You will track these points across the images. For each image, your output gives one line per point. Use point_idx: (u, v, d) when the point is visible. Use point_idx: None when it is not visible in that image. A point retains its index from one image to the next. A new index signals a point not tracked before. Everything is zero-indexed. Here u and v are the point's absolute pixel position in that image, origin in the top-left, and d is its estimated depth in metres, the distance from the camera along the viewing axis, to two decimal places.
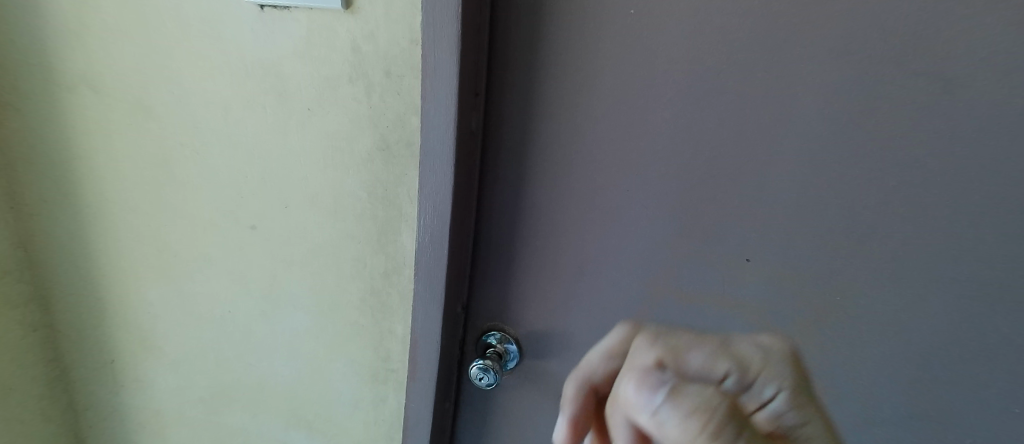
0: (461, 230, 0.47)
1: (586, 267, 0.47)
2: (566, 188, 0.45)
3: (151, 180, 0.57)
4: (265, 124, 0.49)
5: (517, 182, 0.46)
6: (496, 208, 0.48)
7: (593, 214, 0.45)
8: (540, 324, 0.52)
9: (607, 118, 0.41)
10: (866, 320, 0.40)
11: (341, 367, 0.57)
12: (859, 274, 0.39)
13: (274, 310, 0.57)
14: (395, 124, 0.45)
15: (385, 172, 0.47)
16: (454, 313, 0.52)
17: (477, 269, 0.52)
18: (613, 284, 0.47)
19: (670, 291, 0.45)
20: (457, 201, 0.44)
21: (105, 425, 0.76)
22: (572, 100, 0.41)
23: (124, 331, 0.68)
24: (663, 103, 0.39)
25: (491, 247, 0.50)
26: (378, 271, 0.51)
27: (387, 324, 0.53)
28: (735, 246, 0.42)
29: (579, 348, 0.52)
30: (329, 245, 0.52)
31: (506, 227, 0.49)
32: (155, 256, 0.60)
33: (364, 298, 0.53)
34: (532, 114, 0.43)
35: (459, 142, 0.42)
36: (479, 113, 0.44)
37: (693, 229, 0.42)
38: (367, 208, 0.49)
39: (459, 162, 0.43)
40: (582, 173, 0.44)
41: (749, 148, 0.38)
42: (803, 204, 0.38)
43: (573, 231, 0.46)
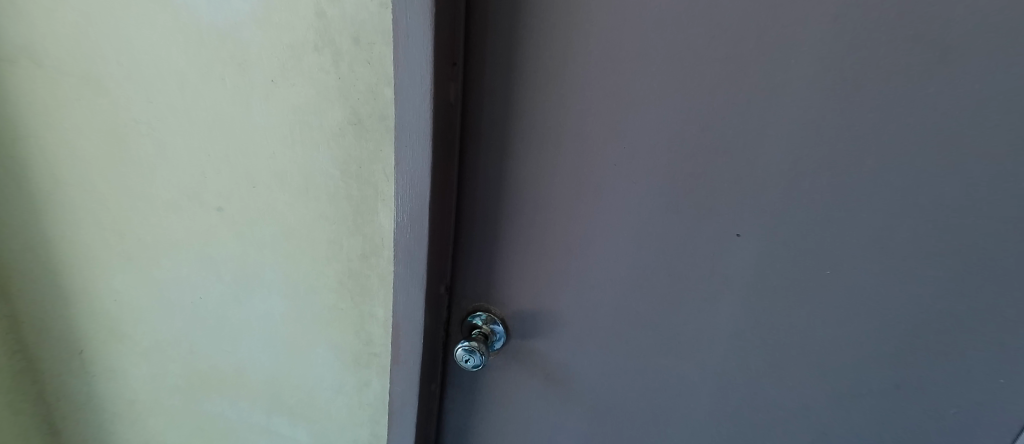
0: (443, 207, 0.45)
1: (572, 244, 0.46)
2: (552, 163, 0.42)
3: (106, 160, 0.53)
4: (226, 98, 0.46)
5: (500, 156, 0.44)
6: (478, 185, 0.46)
7: (580, 190, 0.43)
8: (527, 304, 0.51)
9: (594, 88, 0.38)
10: (859, 294, 0.39)
11: (321, 352, 0.55)
12: (852, 249, 0.38)
13: (246, 295, 0.55)
14: (367, 96, 0.42)
15: (358, 148, 0.44)
16: (437, 295, 0.50)
17: (460, 248, 0.50)
18: (600, 262, 0.46)
19: (659, 268, 0.44)
20: (437, 177, 0.42)
21: (79, 417, 0.74)
22: (556, 69, 0.39)
23: (91, 320, 0.64)
24: (652, 70, 0.36)
25: (475, 226, 0.48)
26: (354, 254, 0.48)
27: (367, 308, 0.50)
28: (727, 221, 0.40)
29: (565, 327, 0.51)
30: (302, 228, 0.49)
31: (490, 204, 0.47)
32: (118, 241, 0.57)
33: (342, 281, 0.50)
34: (514, 84, 0.40)
35: (436, 115, 0.39)
36: (458, 84, 0.41)
37: (684, 204, 0.41)
38: (342, 187, 0.46)
39: (437, 136, 0.40)
40: (568, 146, 0.41)
41: (744, 118, 0.36)
42: (797, 175, 0.36)
43: (559, 208, 0.44)
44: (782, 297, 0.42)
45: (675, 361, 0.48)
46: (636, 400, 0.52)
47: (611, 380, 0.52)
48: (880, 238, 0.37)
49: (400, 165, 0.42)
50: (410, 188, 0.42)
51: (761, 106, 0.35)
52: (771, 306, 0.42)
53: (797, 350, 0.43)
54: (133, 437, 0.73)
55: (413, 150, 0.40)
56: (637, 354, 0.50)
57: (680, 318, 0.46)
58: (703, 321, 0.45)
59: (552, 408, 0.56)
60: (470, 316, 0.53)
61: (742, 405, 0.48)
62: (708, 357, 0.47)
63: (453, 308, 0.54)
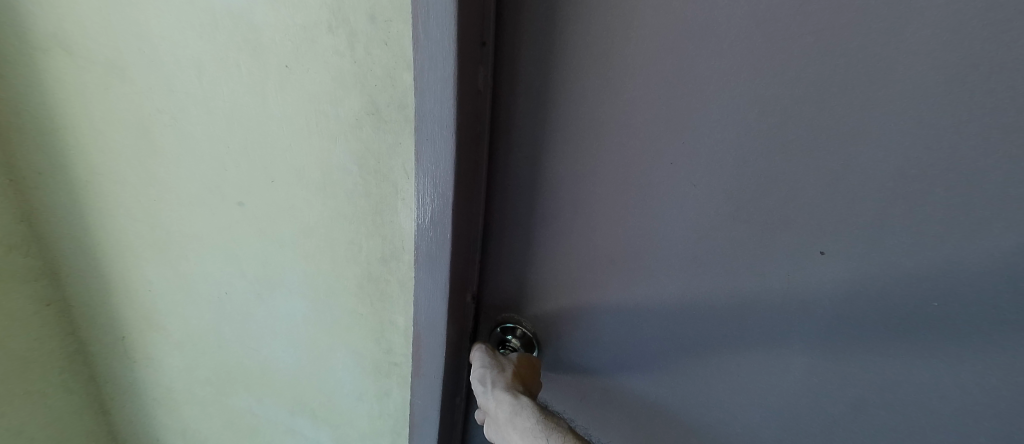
0: (469, 208, 0.40)
1: (615, 255, 0.40)
2: (594, 160, 0.36)
3: (134, 151, 0.52)
4: (242, 86, 0.43)
5: (535, 153, 0.38)
6: (510, 185, 0.41)
7: (627, 193, 0.37)
8: (562, 318, 0.45)
9: (651, 72, 0.32)
10: (978, 337, 0.31)
11: (342, 357, 0.52)
12: (970, 280, 0.30)
13: (268, 294, 0.52)
14: (385, 82, 0.37)
15: (376, 141, 0.40)
16: (463, 305, 0.45)
17: (488, 254, 0.45)
18: (649, 276, 0.39)
19: (722, 287, 0.37)
20: (462, 175, 0.37)
21: (124, 399, 0.76)
22: (602, 48, 0.32)
23: (131, 308, 0.65)
24: (723, 48, 0.30)
25: (506, 230, 0.43)
26: (373, 257, 0.44)
27: (387, 315, 0.47)
28: (809, 235, 0.33)
29: (605, 346, 0.45)
30: (320, 227, 0.46)
31: (522, 207, 0.41)
32: (149, 233, 0.56)
33: (361, 285, 0.46)
34: (553, 68, 0.34)
35: (461, 104, 0.34)
36: (488, 68, 0.35)
37: (756, 212, 0.34)
38: (360, 184, 0.42)
39: (462, 129, 0.35)
40: (614, 141, 0.35)
41: (839, 106, 0.29)
42: (904, 183, 0.29)
43: (601, 213, 0.38)
44: (876, 330, 0.34)
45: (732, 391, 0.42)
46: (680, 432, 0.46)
47: (653, 406, 0.46)
48: (1012, 269, 0.28)
49: (420, 161, 0.37)
50: (431, 187, 0.37)
51: (866, 91, 0.28)
52: (860, 339, 0.35)
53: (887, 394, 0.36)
54: (172, 422, 0.75)
55: (434, 144, 0.35)
56: (686, 381, 0.43)
57: (741, 344, 0.39)
58: (769, 351, 0.38)
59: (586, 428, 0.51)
60: (499, 327, 0.48)
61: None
62: (772, 391, 0.40)
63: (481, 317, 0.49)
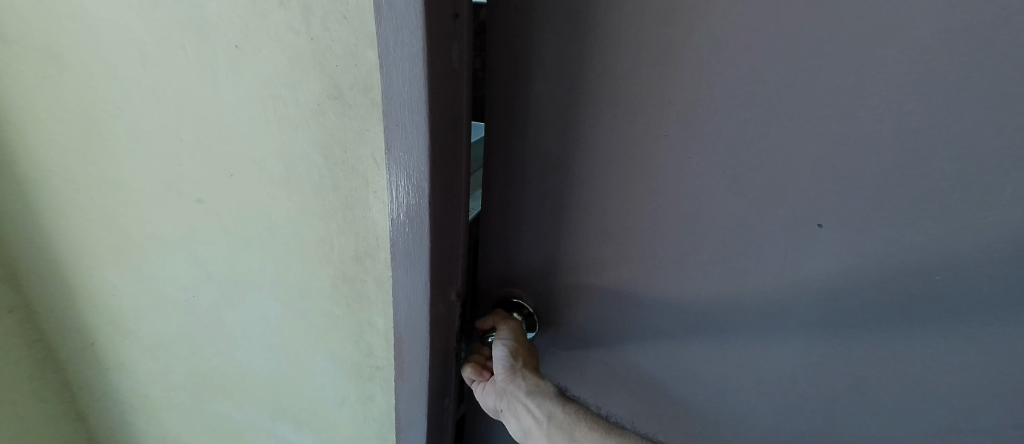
0: (452, 200, 0.37)
1: (611, 237, 0.38)
2: (586, 138, 0.35)
3: (81, 146, 0.47)
4: (190, 71, 0.38)
5: (527, 130, 0.36)
6: (500, 167, 0.39)
7: (622, 172, 0.35)
8: (558, 302, 0.44)
9: (648, 40, 0.30)
10: (983, 312, 0.30)
11: (321, 361, 0.49)
12: (975, 254, 0.28)
13: (238, 296, 0.49)
14: (346, 61, 0.33)
15: (342, 128, 0.35)
16: (449, 303, 0.42)
17: (482, 238, 0.44)
18: (650, 259, 0.38)
19: (720, 267, 0.36)
20: (439, 164, 0.34)
21: (101, 406, 0.73)
22: (591, 16, 0.30)
23: (97, 313, 0.61)
24: (718, 11, 0.27)
25: (497, 213, 0.41)
26: (346, 255, 0.41)
27: (365, 316, 0.43)
28: (807, 207, 0.31)
29: (602, 329, 0.43)
30: (288, 225, 0.42)
31: (513, 188, 0.39)
32: (107, 234, 0.52)
33: (335, 285, 0.43)
34: (540, 40, 0.32)
35: (432, 85, 0.30)
36: (463, 43, 0.31)
37: (754, 184, 0.32)
38: (327, 176, 0.38)
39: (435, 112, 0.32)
40: (606, 117, 0.33)
41: (846, 71, 0.26)
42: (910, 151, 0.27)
43: (595, 194, 0.37)
44: (878, 308, 0.32)
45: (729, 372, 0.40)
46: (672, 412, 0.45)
47: (651, 391, 0.45)
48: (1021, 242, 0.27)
49: (391, 148, 0.34)
50: (406, 177, 0.34)
51: (871, 53, 0.25)
52: (862, 317, 0.33)
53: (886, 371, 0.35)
54: (151, 429, 0.71)
55: (406, 129, 0.32)
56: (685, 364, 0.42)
57: (741, 326, 0.38)
58: (767, 332, 0.37)
59: None
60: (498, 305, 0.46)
61: (810, 428, 0.40)
62: (765, 369, 0.39)
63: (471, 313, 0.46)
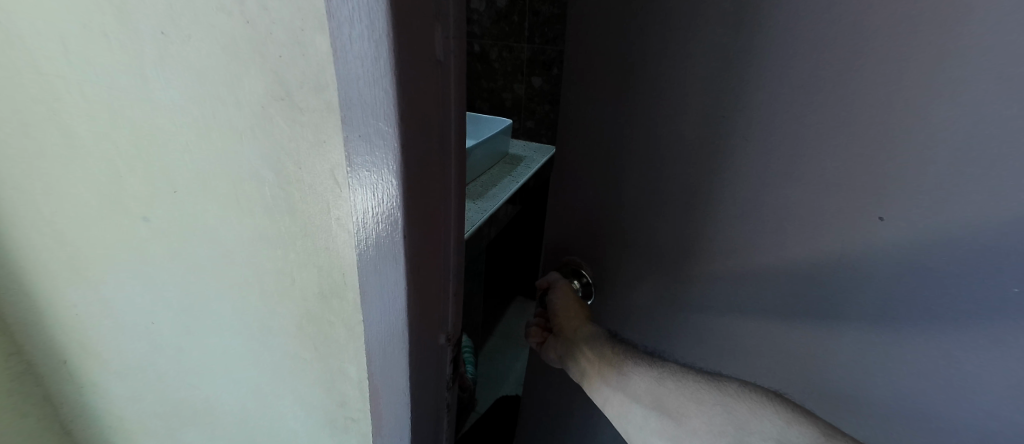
0: (439, 226, 0.30)
1: (696, 220, 0.48)
2: (671, 143, 0.46)
3: (19, 151, 0.41)
4: (115, 64, 0.31)
5: (639, 127, 0.47)
6: (599, 161, 0.51)
7: (704, 168, 0.45)
8: (630, 272, 0.54)
9: (734, 72, 0.40)
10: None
11: (291, 404, 0.42)
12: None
13: (199, 327, 0.42)
14: (291, 50, 0.25)
15: (292, 138, 0.27)
16: (437, 347, 0.35)
17: (568, 213, 0.55)
18: (729, 231, 0.47)
19: (790, 241, 0.45)
20: (421, 183, 0.27)
21: (80, 422, 0.68)
22: (691, 55, 0.41)
23: (62, 331, 0.56)
24: (814, 42, 0.37)
25: (593, 196, 0.53)
26: (310, 293, 0.33)
27: (336, 363, 0.36)
28: (876, 201, 0.40)
29: (670, 293, 0.54)
30: (242, 253, 0.34)
31: (611, 178, 0.51)
32: (59, 250, 0.46)
33: (299, 325, 0.35)
34: (653, 67, 0.44)
35: (409, 84, 0.24)
36: (448, 27, 0.26)
37: (854, 180, 0.40)
38: (280, 198, 0.30)
39: (413, 118, 0.25)
40: (692, 128, 0.44)
41: (894, 87, 0.35)
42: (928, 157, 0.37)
43: (676, 185, 0.47)
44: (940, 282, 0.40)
45: (830, 336, 0.48)
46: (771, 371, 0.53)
47: (750, 356, 0.53)
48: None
49: (353, 167, 0.27)
50: (371, 204, 0.27)
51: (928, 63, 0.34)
52: (948, 281, 0.40)
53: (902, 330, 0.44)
54: None
55: (370, 144, 0.25)
56: (746, 323, 0.52)
57: (833, 286, 0.45)
58: (872, 304, 0.44)
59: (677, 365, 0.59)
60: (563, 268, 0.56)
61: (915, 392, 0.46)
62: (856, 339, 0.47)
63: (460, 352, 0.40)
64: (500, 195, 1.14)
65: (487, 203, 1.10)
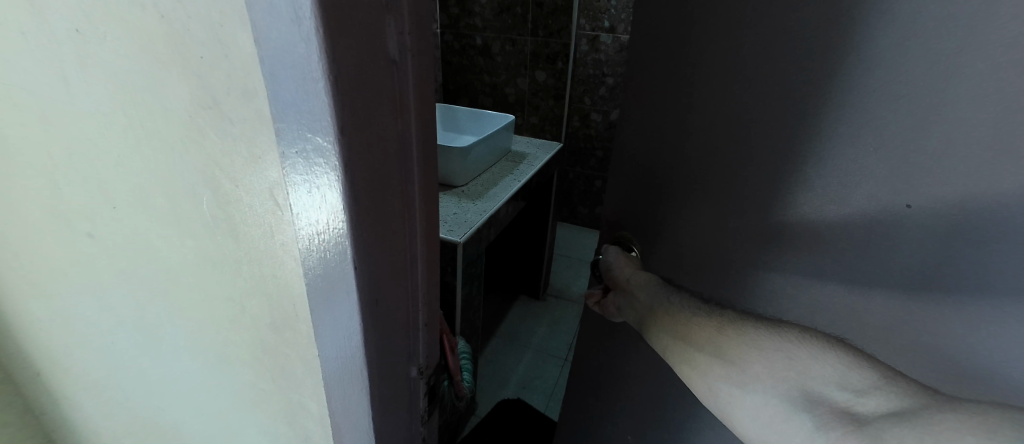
0: (400, 252, 0.27)
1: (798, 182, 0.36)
2: (763, 86, 0.36)
3: None
4: (37, 66, 0.27)
5: (709, 75, 0.39)
6: (661, 122, 0.44)
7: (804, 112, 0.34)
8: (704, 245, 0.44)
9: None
10: None
11: (255, 435, 0.38)
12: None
13: (156, 349, 0.39)
14: (212, 51, 0.21)
15: (223, 152, 0.24)
16: (406, 380, 0.32)
17: (626, 185, 0.49)
18: (845, 189, 0.33)
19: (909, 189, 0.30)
20: (375, 208, 0.23)
21: (63, 435, 0.67)
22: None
23: (33, 346, 0.53)
24: None
25: (654, 164, 0.46)
26: (261, 322, 0.30)
27: (295, 397, 0.32)
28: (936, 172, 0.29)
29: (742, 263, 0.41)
30: (188, 275, 0.31)
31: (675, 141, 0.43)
32: (17, 265, 0.43)
33: (254, 355, 0.32)
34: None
35: (353, 94, 0.20)
36: (402, 22, 0.22)
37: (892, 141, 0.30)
38: (219, 218, 0.26)
39: (360, 134, 0.21)
40: (784, 65, 0.34)
41: None
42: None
43: (777, 138, 0.36)
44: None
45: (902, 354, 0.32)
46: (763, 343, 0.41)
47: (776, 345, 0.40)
48: None
49: (289, 194, 0.23)
50: (317, 230, 0.23)
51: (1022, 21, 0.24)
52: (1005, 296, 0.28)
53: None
54: None
55: (309, 164, 0.21)
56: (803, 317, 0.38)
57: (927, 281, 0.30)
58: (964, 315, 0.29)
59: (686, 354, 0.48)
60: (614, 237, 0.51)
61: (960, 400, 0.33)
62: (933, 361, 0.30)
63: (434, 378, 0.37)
64: (500, 194, 1.10)
65: (486, 203, 1.05)
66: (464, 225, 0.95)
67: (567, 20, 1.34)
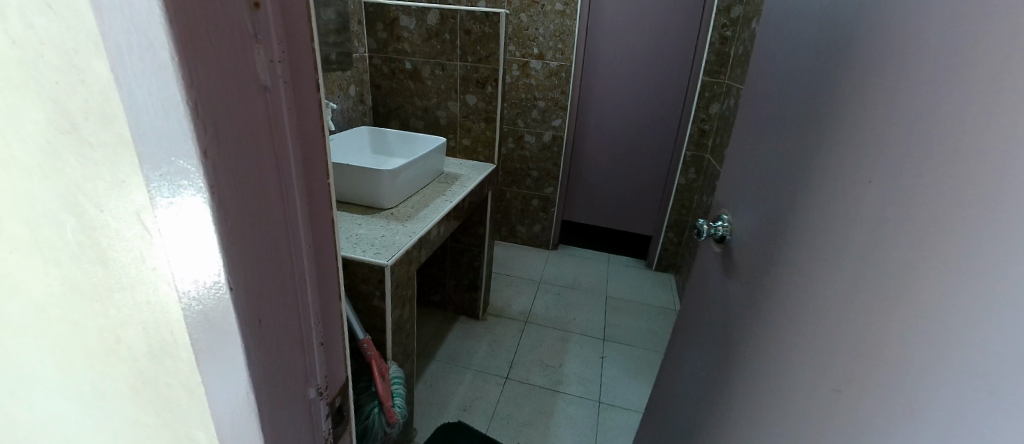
0: (285, 272, 0.27)
1: (806, 291, 0.44)
2: (802, 192, 0.47)
3: None
4: None
5: (782, 166, 0.52)
6: (754, 188, 0.58)
7: (819, 224, 0.43)
8: (736, 292, 0.59)
9: (871, 123, 0.37)
10: None
11: None
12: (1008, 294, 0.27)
13: (26, 393, 0.36)
14: (69, 78, 0.21)
15: (86, 176, 0.23)
16: (305, 402, 0.32)
17: (744, 207, 0.59)
18: (808, 292, 0.44)
19: (830, 265, 0.41)
20: (251, 232, 0.24)
21: None
22: (861, 96, 0.39)
23: None
24: (896, 96, 0.35)
25: (746, 209, 0.59)
26: (139, 353, 0.29)
27: (182, 428, 0.31)
28: (860, 189, 0.38)
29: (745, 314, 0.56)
30: (56, 308, 0.29)
31: (752, 203, 0.57)
32: None
33: (135, 387, 0.30)
34: (816, 108, 0.46)
35: (222, 120, 0.21)
36: (277, 50, 0.23)
37: (863, 172, 0.38)
38: (88, 245, 0.26)
39: (232, 158, 0.22)
40: (829, 176, 0.43)
41: (935, 121, 0.31)
42: (913, 146, 0.33)
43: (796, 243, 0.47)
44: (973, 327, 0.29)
45: (834, 333, 0.40)
46: (830, 347, 0.40)
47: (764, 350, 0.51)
48: None
49: (161, 216, 0.23)
50: (187, 254, 0.24)
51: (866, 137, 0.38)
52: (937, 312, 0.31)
53: (899, 368, 0.32)
54: None
55: (174, 186, 0.22)
56: (802, 349, 0.44)
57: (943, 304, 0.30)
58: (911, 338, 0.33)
59: (762, 338, 0.52)
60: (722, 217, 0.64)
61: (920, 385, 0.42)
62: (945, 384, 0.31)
63: (337, 398, 0.37)
64: (431, 215, 1.10)
65: (417, 224, 1.05)
66: (393, 248, 0.94)
67: (495, 47, 1.36)
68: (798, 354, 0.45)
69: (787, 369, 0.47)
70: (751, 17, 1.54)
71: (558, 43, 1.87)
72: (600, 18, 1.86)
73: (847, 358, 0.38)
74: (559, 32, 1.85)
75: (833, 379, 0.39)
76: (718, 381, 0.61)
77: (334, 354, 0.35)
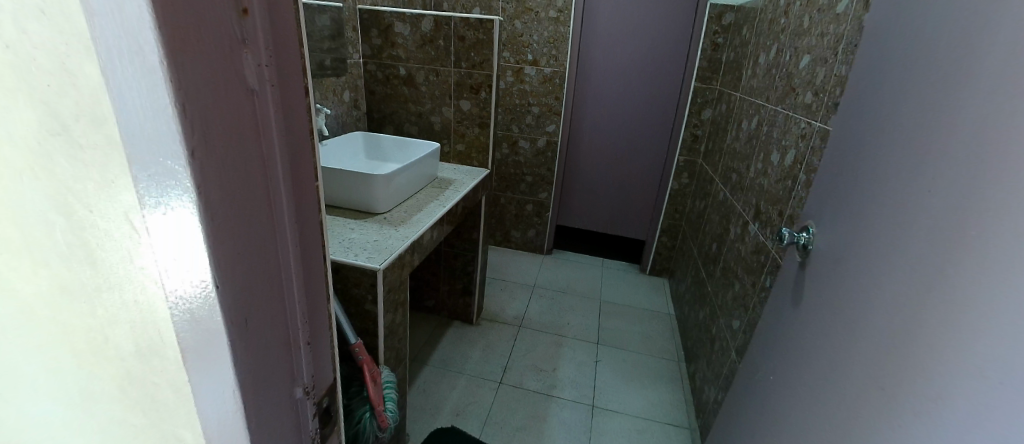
0: (271, 272, 0.27)
1: (882, 304, 0.46)
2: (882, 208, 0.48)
3: None
4: None
5: (862, 182, 0.53)
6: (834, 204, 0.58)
7: (899, 239, 0.45)
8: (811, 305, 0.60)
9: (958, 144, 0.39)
10: None
11: None
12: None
13: (13, 391, 0.36)
14: (59, 81, 0.22)
15: (76, 177, 0.24)
16: (291, 401, 0.32)
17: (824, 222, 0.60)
18: (886, 305, 0.45)
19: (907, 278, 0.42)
20: (236, 232, 0.24)
21: None
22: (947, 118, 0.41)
23: None
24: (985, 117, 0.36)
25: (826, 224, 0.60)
26: (126, 352, 0.29)
27: (167, 426, 0.31)
28: (945, 205, 0.39)
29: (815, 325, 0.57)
30: (48, 309, 0.29)
31: (833, 218, 0.58)
32: None
33: (121, 386, 0.31)
34: (897, 127, 0.48)
35: (208, 121, 0.21)
36: (264, 54, 0.23)
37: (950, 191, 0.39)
38: (77, 245, 0.26)
39: (219, 159, 0.22)
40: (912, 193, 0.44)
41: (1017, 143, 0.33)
42: (1000, 160, 0.34)
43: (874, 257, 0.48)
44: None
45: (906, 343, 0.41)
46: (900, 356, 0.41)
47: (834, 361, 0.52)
48: None
49: (150, 216, 0.23)
50: (175, 253, 0.24)
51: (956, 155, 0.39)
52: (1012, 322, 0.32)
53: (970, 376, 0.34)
54: None
55: (162, 187, 0.22)
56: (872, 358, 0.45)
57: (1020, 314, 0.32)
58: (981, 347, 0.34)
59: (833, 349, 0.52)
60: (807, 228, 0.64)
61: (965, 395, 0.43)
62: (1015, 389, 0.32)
63: (324, 399, 0.37)
64: (424, 220, 1.11)
65: (410, 230, 1.05)
66: (386, 252, 0.94)
67: (489, 53, 1.37)
68: (868, 362, 0.46)
69: (855, 377, 0.47)
70: (743, 24, 1.56)
71: (552, 49, 1.88)
72: (592, 25, 1.88)
73: (913, 364, 0.39)
74: (553, 38, 1.86)
75: (899, 386, 0.40)
76: (785, 391, 0.62)
77: (320, 354, 0.35)
